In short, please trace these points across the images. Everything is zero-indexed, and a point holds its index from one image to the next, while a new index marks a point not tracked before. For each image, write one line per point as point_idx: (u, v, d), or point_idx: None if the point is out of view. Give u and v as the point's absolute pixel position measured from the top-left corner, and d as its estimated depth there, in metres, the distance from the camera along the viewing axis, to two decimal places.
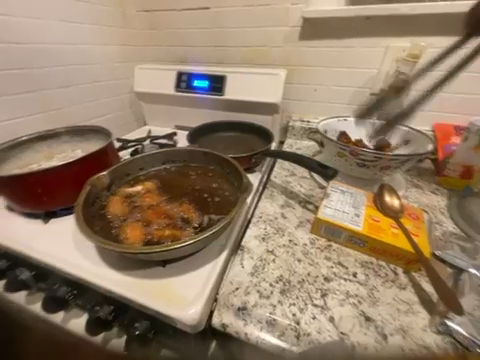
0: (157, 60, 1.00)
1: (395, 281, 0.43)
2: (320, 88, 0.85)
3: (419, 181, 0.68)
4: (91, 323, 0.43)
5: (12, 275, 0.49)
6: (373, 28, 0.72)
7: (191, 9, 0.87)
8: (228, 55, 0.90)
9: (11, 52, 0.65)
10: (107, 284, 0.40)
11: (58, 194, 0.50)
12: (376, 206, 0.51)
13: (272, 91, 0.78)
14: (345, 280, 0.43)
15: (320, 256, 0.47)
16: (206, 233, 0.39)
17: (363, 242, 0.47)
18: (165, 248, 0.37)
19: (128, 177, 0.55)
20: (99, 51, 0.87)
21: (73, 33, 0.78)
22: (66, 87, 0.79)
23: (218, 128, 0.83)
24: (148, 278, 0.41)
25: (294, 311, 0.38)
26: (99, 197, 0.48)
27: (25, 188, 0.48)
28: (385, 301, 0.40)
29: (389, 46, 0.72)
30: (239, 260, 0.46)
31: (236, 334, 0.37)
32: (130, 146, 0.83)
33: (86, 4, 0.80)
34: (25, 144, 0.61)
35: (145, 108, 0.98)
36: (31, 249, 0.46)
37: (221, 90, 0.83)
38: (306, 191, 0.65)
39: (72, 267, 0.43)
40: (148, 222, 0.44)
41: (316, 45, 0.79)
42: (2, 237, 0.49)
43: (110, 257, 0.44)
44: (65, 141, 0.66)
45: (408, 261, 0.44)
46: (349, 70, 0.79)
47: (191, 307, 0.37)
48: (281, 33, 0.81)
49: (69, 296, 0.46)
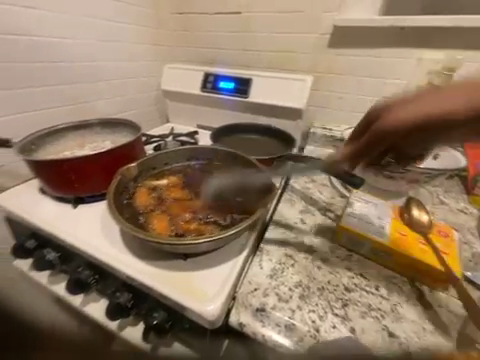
0: (184, 60, 1.03)
1: (421, 298, 0.41)
2: (345, 97, 0.84)
3: (446, 198, 0.65)
4: (111, 308, 0.44)
5: (39, 255, 0.51)
6: (406, 39, 0.71)
7: (223, 13, 0.90)
8: (255, 59, 0.92)
9: (55, 45, 0.70)
10: (130, 271, 0.41)
11: (88, 182, 0.53)
12: (401, 219, 0.50)
13: (298, 96, 0.78)
14: (366, 292, 0.42)
15: (341, 265, 0.46)
16: (231, 231, 0.39)
17: (387, 256, 0.45)
18: (190, 242, 0.37)
19: (154, 171, 0.56)
20: (132, 49, 0.92)
21: (110, 31, 0.83)
22: (100, 81, 0.84)
23: (240, 129, 0.84)
24: (169, 270, 0.42)
25: (314, 318, 0.37)
26: (127, 188, 0.49)
27: (60, 173, 0.50)
28: (409, 318, 0.39)
29: (421, 58, 0.71)
30: (258, 261, 0.46)
31: (253, 335, 0.37)
32: (153, 141, 0.85)
33: (125, 4, 0.85)
34: (61, 132, 0.64)
35: (170, 106, 1.01)
36: (60, 231, 0.48)
37: (246, 93, 0.84)
38: (326, 199, 0.64)
39: (98, 252, 0.44)
40: (173, 215, 0.45)
41: (344, 53, 0.79)
42: (34, 218, 0.51)
43: (133, 245, 0.45)
44: (96, 132, 0.69)
45: (434, 279, 0.42)
46: (377, 80, 0.78)
47: (211, 302, 0.38)
48: (310, 40, 0.82)
49: (91, 280, 0.47)
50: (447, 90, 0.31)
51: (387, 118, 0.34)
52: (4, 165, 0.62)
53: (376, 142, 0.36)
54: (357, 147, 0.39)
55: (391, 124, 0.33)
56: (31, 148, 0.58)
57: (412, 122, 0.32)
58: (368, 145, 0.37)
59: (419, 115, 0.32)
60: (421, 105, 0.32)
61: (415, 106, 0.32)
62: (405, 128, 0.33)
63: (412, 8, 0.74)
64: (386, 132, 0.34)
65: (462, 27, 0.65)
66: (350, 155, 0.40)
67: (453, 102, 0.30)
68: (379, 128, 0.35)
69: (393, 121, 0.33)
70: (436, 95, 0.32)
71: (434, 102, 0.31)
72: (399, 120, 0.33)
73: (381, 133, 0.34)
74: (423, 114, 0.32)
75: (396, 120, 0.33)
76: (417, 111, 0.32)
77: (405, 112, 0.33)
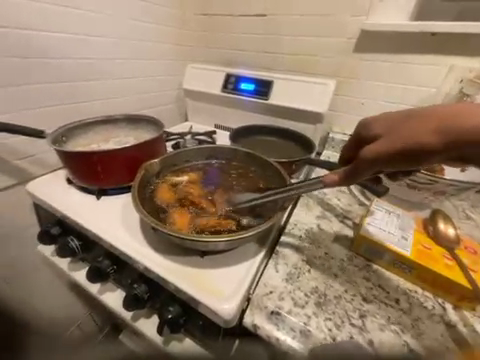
0: (206, 60, 1.05)
1: (444, 316, 0.40)
2: (368, 102, 0.82)
3: (472, 213, 0.62)
4: (127, 298, 0.45)
5: (62, 242, 0.53)
6: (437, 45, 0.69)
7: (247, 15, 0.90)
8: (276, 61, 0.92)
9: (87, 43, 0.73)
10: (149, 263, 0.42)
11: (112, 174, 0.54)
12: (425, 232, 0.48)
13: (319, 100, 0.77)
14: (386, 304, 0.41)
15: (358, 274, 0.45)
16: (250, 232, 0.39)
17: (409, 269, 0.43)
18: (210, 239, 0.38)
19: (174, 167, 0.57)
20: (158, 48, 0.95)
21: (138, 31, 0.86)
22: (125, 78, 0.87)
23: (258, 131, 0.84)
24: (186, 266, 0.42)
25: (330, 326, 0.37)
26: (149, 182, 0.51)
27: (86, 165, 0.52)
28: (431, 335, 0.37)
29: (453, 65, 0.68)
30: (273, 264, 0.46)
31: (267, 338, 0.37)
32: (172, 138, 0.87)
33: (153, 5, 0.87)
34: (88, 125, 0.67)
35: (190, 105, 1.03)
36: (84, 221, 0.50)
37: (266, 95, 0.85)
38: (344, 206, 0.63)
39: (119, 243, 0.46)
40: (192, 211, 0.46)
41: (370, 58, 0.77)
42: (60, 206, 0.53)
43: (152, 238, 0.47)
44: (121, 127, 0.72)
45: (460, 297, 0.40)
46: (403, 87, 0.76)
47: (226, 301, 0.38)
48: (334, 44, 0.81)
49: (109, 270, 0.49)
50: (423, 118, 0.29)
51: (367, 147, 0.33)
52: (36, 154, 0.67)
53: (357, 170, 0.34)
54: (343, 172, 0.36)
55: (370, 153, 0.32)
56: (61, 140, 0.61)
57: (388, 152, 0.30)
58: (353, 172, 0.34)
59: (395, 145, 0.30)
60: (397, 135, 0.30)
61: (392, 137, 0.31)
62: (381, 158, 0.31)
63: (445, 13, 0.71)
64: (365, 161, 0.32)
65: None
66: (339, 180, 0.36)
67: (425, 131, 0.28)
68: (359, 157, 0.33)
69: (368, 150, 0.32)
70: (415, 124, 0.29)
71: (407, 132, 0.30)
72: (376, 149, 0.32)
73: (360, 162, 0.33)
74: (398, 144, 0.30)
75: (374, 149, 0.32)
76: (393, 141, 0.30)
77: (383, 142, 0.31)
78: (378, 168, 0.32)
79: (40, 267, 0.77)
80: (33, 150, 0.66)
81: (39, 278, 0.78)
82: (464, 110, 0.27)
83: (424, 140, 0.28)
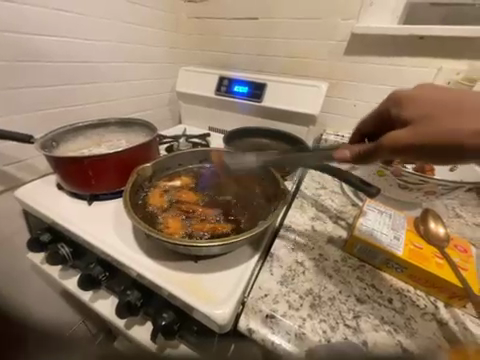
0: (200, 63, 1.05)
1: (436, 314, 0.40)
2: (360, 104, 0.83)
3: (462, 211, 0.64)
4: (120, 306, 0.44)
5: (53, 249, 0.52)
6: (426, 48, 0.70)
7: (240, 18, 0.91)
8: (269, 63, 0.92)
9: (80, 46, 0.73)
10: (141, 269, 0.42)
11: (104, 179, 0.54)
12: (417, 231, 0.49)
13: (312, 103, 0.78)
14: (379, 304, 0.41)
15: (352, 275, 0.45)
16: (245, 235, 0.39)
17: (402, 268, 0.44)
18: (203, 244, 0.37)
19: (168, 171, 0.57)
20: (151, 51, 0.94)
21: (131, 34, 0.85)
22: (118, 82, 0.86)
23: (252, 133, 0.85)
24: (180, 271, 0.42)
25: (324, 328, 0.37)
26: (142, 187, 0.50)
27: (77, 170, 0.51)
28: (424, 334, 0.37)
29: (441, 68, 0.69)
30: (268, 267, 0.46)
31: (262, 342, 0.36)
32: (166, 141, 0.86)
33: (146, 8, 0.87)
34: (80, 130, 0.66)
35: (183, 108, 1.02)
36: (76, 227, 0.49)
37: (260, 97, 0.85)
38: (338, 207, 0.63)
39: (111, 249, 0.45)
40: (186, 215, 0.46)
41: (361, 61, 0.78)
42: (50, 212, 0.52)
43: (145, 244, 0.46)
44: (113, 131, 0.71)
45: (450, 295, 0.41)
46: (394, 89, 0.77)
47: (221, 306, 0.37)
48: (326, 47, 0.82)
49: (102, 277, 0.48)
50: (461, 113, 0.27)
51: (395, 132, 0.30)
52: (26, 159, 0.65)
53: (375, 153, 0.31)
54: (354, 153, 0.33)
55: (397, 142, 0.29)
56: (51, 145, 0.60)
57: (417, 143, 0.28)
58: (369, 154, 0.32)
59: (428, 137, 0.27)
60: (433, 125, 0.27)
61: (425, 125, 0.28)
62: (408, 148, 0.28)
63: (433, 17, 0.73)
64: (390, 147, 0.29)
65: None
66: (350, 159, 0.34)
67: (461, 130, 0.26)
68: (384, 141, 0.30)
69: (395, 137, 0.29)
70: (451, 118, 0.27)
71: (445, 126, 0.27)
72: (405, 137, 0.29)
73: (383, 147, 0.30)
74: (431, 136, 0.27)
75: (401, 137, 0.29)
76: (425, 132, 0.27)
77: (414, 131, 0.28)
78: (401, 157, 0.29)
79: (31, 274, 0.75)
80: (23, 155, 0.64)
81: (29, 288, 0.76)
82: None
83: (458, 137, 0.26)
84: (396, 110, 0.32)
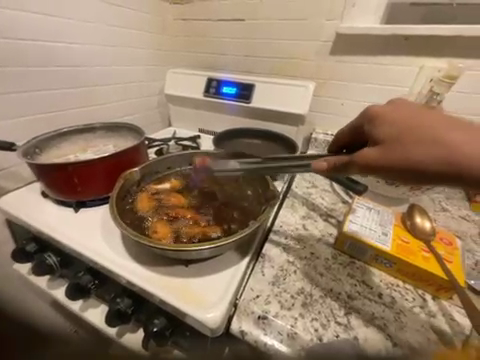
0: (188, 65, 1.05)
1: (424, 307, 0.41)
2: (347, 103, 0.85)
3: (448, 204, 0.65)
4: (110, 314, 0.43)
5: (39, 259, 0.50)
6: (409, 48, 0.72)
7: (227, 19, 0.91)
8: (257, 64, 0.93)
9: (64, 50, 0.71)
10: (130, 276, 0.41)
11: (91, 186, 0.53)
12: (404, 226, 0.50)
13: (300, 103, 0.79)
14: (370, 300, 0.41)
15: (343, 272, 0.46)
16: (235, 237, 0.39)
17: (391, 263, 0.45)
18: (192, 248, 0.37)
19: (156, 175, 0.56)
20: (137, 54, 0.93)
21: (117, 36, 0.84)
22: (105, 85, 0.85)
23: (243, 134, 0.85)
24: (170, 276, 0.41)
25: (316, 326, 0.37)
26: (129, 192, 0.50)
27: (63, 177, 0.50)
28: (413, 327, 0.38)
29: (423, 66, 0.71)
30: (260, 268, 0.46)
31: (254, 343, 0.36)
32: (155, 145, 0.85)
33: (131, 11, 0.86)
34: (65, 136, 0.65)
35: (172, 110, 1.02)
36: (63, 235, 0.48)
37: (248, 98, 0.85)
38: (328, 205, 0.64)
39: (99, 256, 0.44)
40: (175, 219, 0.45)
41: (347, 60, 0.80)
42: (35, 221, 0.51)
43: (135, 250, 0.45)
44: (100, 135, 0.70)
45: (437, 287, 0.42)
46: (379, 87, 0.79)
47: (212, 310, 0.37)
48: (312, 47, 0.83)
49: (91, 286, 0.46)
50: (424, 136, 0.27)
51: (363, 152, 0.31)
52: (9, 167, 0.63)
53: (344, 169, 0.33)
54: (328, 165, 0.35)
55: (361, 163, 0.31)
56: (34, 152, 0.58)
57: (382, 165, 0.29)
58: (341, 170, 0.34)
59: (389, 160, 0.29)
60: (397, 148, 0.29)
61: (390, 148, 0.29)
62: (374, 168, 0.30)
63: (414, 16, 0.75)
64: (357, 166, 0.32)
65: (462, 36, 0.65)
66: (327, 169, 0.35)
67: (422, 156, 0.27)
68: (353, 159, 0.32)
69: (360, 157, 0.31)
70: (416, 142, 0.28)
71: (408, 150, 0.28)
72: (370, 158, 0.30)
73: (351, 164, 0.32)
74: (395, 160, 0.29)
75: (368, 158, 0.30)
76: (392, 153, 0.29)
77: (379, 152, 0.30)
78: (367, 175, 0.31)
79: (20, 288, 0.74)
80: (6, 163, 0.62)
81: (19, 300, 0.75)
82: (461, 140, 0.26)
83: (417, 162, 0.27)
84: (370, 128, 0.33)
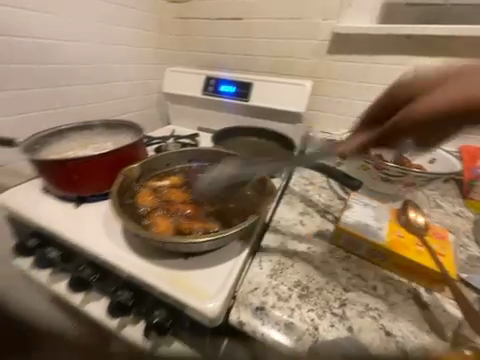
0: (186, 64, 1.05)
1: (417, 299, 0.42)
2: (344, 101, 0.86)
3: (443, 201, 0.66)
4: (112, 306, 0.44)
5: (41, 252, 0.51)
6: (404, 47, 0.73)
7: (224, 18, 0.92)
8: (256, 63, 0.93)
9: (67, 49, 0.72)
10: (132, 269, 0.42)
11: (91, 182, 0.53)
12: (399, 222, 0.51)
13: (298, 101, 0.80)
14: (365, 292, 0.43)
15: (339, 266, 0.47)
16: (232, 231, 0.40)
17: (386, 257, 0.46)
18: (192, 241, 0.38)
19: (156, 172, 0.57)
20: (136, 52, 0.93)
21: (117, 35, 0.84)
22: (104, 83, 0.85)
23: (241, 132, 0.86)
24: (171, 269, 0.42)
25: (312, 317, 0.38)
26: (130, 188, 0.50)
27: (62, 172, 0.51)
28: (406, 318, 0.39)
29: (418, 65, 0.73)
30: (258, 261, 0.47)
31: (253, 333, 0.38)
32: (155, 142, 0.86)
33: (132, 10, 0.86)
34: (64, 133, 0.65)
35: (171, 109, 1.02)
36: (64, 230, 0.49)
37: (247, 96, 0.86)
38: (325, 201, 0.65)
39: (101, 250, 0.45)
40: (175, 214, 0.47)
41: (343, 59, 0.81)
42: (38, 215, 0.52)
43: (135, 244, 0.46)
44: (99, 133, 0.70)
45: (429, 279, 0.43)
46: (376, 85, 0.80)
47: (212, 302, 0.38)
48: (309, 46, 0.84)
49: (92, 279, 0.48)
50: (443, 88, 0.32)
51: (418, 107, 0.32)
52: (8, 164, 0.64)
53: (404, 130, 0.33)
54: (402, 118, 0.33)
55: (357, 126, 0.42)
56: (34, 148, 0.58)
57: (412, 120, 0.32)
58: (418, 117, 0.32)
59: (442, 106, 0.30)
60: (444, 94, 0.31)
61: (438, 96, 0.31)
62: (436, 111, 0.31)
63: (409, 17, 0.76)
64: (416, 123, 0.32)
65: (454, 36, 0.67)
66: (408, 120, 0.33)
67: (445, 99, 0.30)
68: (408, 120, 0.32)
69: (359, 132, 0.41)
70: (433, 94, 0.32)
71: (429, 103, 0.31)
72: (426, 110, 0.31)
73: (408, 125, 0.33)
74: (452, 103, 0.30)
75: (425, 110, 0.31)
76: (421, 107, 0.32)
77: (432, 100, 0.31)
78: (425, 130, 0.32)
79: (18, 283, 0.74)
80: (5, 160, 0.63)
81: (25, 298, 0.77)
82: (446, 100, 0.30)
83: (437, 111, 0.31)
84: (402, 94, 0.36)
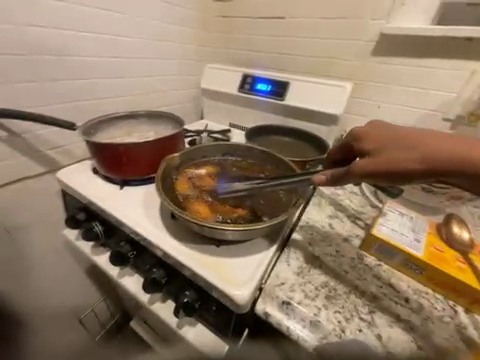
0: (224, 61, 1.08)
1: (454, 318, 0.40)
2: (384, 106, 0.82)
3: None
4: (146, 282, 0.48)
5: (88, 225, 0.57)
6: (461, 51, 0.68)
7: (267, 17, 0.92)
8: (294, 63, 0.93)
9: (118, 43, 0.77)
10: (168, 249, 0.45)
11: (136, 166, 0.58)
12: (439, 235, 0.48)
13: (335, 102, 0.78)
14: (396, 303, 0.41)
15: (369, 273, 0.46)
16: (266, 224, 0.41)
17: (421, 270, 0.44)
18: (227, 229, 0.40)
19: (193, 162, 0.60)
20: (180, 48, 0.98)
21: (164, 31, 0.89)
22: (150, 76, 0.90)
23: (273, 131, 0.86)
24: (203, 253, 0.45)
25: (339, 318, 0.38)
26: (170, 175, 0.54)
27: (114, 155, 0.56)
28: (441, 335, 0.38)
29: (475, 71, 0.67)
30: (285, 258, 0.47)
31: (278, 325, 0.39)
32: (189, 135, 0.90)
33: (179, 8, 0.91)
34: (113, 121, 0.72)
35: (206, 104, 1.06)
36: (110, 208, 0.54)
37: (282, 95, 0.86)
38: (356, 207, 0.63)
39: (143, 229, 0.49)
40: (210, 198, 0.51)
41: (389, 62, 0.77)
42: (88, 192, 0.58)
43: (172, 227, 0.50)
44: (142, 122, 0.76)
45: (470, 300, 0.40)
46: (422, 91, 0.75)
47: (240, 289, 0.40)
48: (353, 47, 0.81)
49: (130, 254, 0.52)
50: (413, 143, 0.31)
51: (360, 160, 0.34)
52: (65, 145, 0.72)
53: (343, 179, 0.35)
54: (363, 167, 0.33)
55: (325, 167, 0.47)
56: (90, 132, 0.65)
57: (379, 169, 0.32)
58: (383, 170, 0.32)
59: (379, 165, 0.32)
60: (384, 155, 0.32)
61: (379, 156, 0.33)
62: (404, 170, 0.31)
63: (469, 17, 0.70)
64: (353, 174, 0.34)
65: None
66: (369, 168, 0.33)
67: (413, 158, 0.30)
68: (348, 171, 0.34)
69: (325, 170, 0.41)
70: (400, 147, 0.32)
71: (397, 157, 0.31)
72: (366, 165, 0.33)
73: (348, 174, 0.34)
74: (424, 162, 0.30)
75: (363, 166, 0.33)
76: (383, 159, 0.32)
77: (372, 159, 0.33)
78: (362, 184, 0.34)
79: (44, 261, 0.79)
80: (62, 141, 0.71)
81: (51, 276, 0.83)
82: (417, 159, 0.30)
83: (409, 168, 0.30)
84: (357, 145, 0.37)
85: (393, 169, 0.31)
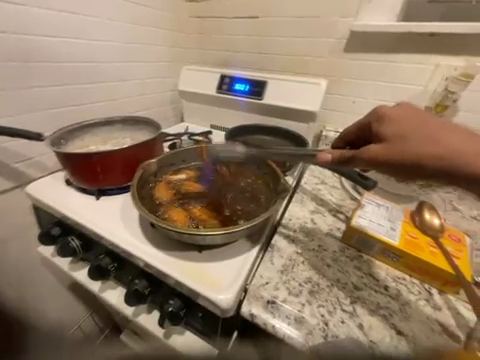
0: (201, 62, 1.07)
1: (430, 300, 0.42)
2: (359, 101, 0.85)
3: (460, 205, 0.64)
4: (129, 294, 0.46)
5: (63, 241, 0.54)
6: (425, 46, 0.71)
7: (240, 17, 0.92)
8: (270, 61, 0.94)
9: (88, 47, 0.74)
10: (149, 259, 0.44)
11: (111, 175, 0.56)
12: (413, 223, 0.50)
13: (312, 99, 0.80)
14: (375, 291, 0.43)
15: (350, 265, 0.47)
16: (245, 226, 0.40)
17: (397, 257, 0.46)
18: (206, 234, 0.39)
19: (171, 167, 0.59)
20: (155, 50, 0.95)
21: (136, 34, 0.86)
22: (124, 80, 0.87)
23: (253, 131, 0.86)
24: (185, 260, 0.44)
25: (323, 312, 0.39)
26: (148, 181, 0.53)
27: (87, 165, 0.53)
28: (417, 318, 0.39)
29: (439, 64, 0.70)
30: (269, 257, 0.48)
31: (263, 325, 0.39)
32: (169, 139, 0.88)
33: (151, 9, 0.89)
34: (86, 129, 0.69)
35: (185, 106, 1.04)
36: (86, 221, 0.52)
37: (260, 94, 0.87)
38: (337, 200, 0.65)
39: (120, 240, 0.47)
40: (197, 198, 0.52)
41: (361, 57, 0.80)
42: (62, 206, 0.55)
43: (152, 235, 0.49)
44: (118, 129, 0.73)
45: (443, 281, 0.43)
46: (392, 85, 0.79)
47: (224, 293, 0.40)
48: (326, 45, 0.83)
49: (110, 267, 0.50)
50: (435, 138, 0.32)
51: (375, 147, 0.35)
52: (35, 157, 0.68)
53: (351, 162, 0.36)
54: (379, 156, 0.34)
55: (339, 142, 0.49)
56: (60, 142, 0.62)
57: (391, 158, 0.34)
58: (396, 161, 0.33)
59: (395, 155, 0.33)
60: (401, 144, 0.33)
61: (397, 144, 0.34)
62: (417, 164, 0.32)
63: (433, 13, 0.72)
64: (362, 160, 0.35)
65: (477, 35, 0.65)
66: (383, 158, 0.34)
67: (429, 153, 0.32)
68: (358, 155, 0.35)
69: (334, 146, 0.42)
70: (422, 140, 0.33)
71: (412, 149, 0.33)
72: (375, 152, 0.35)
73: (356, 158, 0.36)
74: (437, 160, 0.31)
75: (376, 153, 0.34)
76: (399, 149, 0.33)
77: (389, 146, 0.34)
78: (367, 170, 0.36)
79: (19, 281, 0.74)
80: (31, 153, 0.67)
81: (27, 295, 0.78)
82: (433, 154, 0.32)
83: (420, 162, 0.32)
84: (375, 127, 0.38)
85: (407, 163, 0.33)
